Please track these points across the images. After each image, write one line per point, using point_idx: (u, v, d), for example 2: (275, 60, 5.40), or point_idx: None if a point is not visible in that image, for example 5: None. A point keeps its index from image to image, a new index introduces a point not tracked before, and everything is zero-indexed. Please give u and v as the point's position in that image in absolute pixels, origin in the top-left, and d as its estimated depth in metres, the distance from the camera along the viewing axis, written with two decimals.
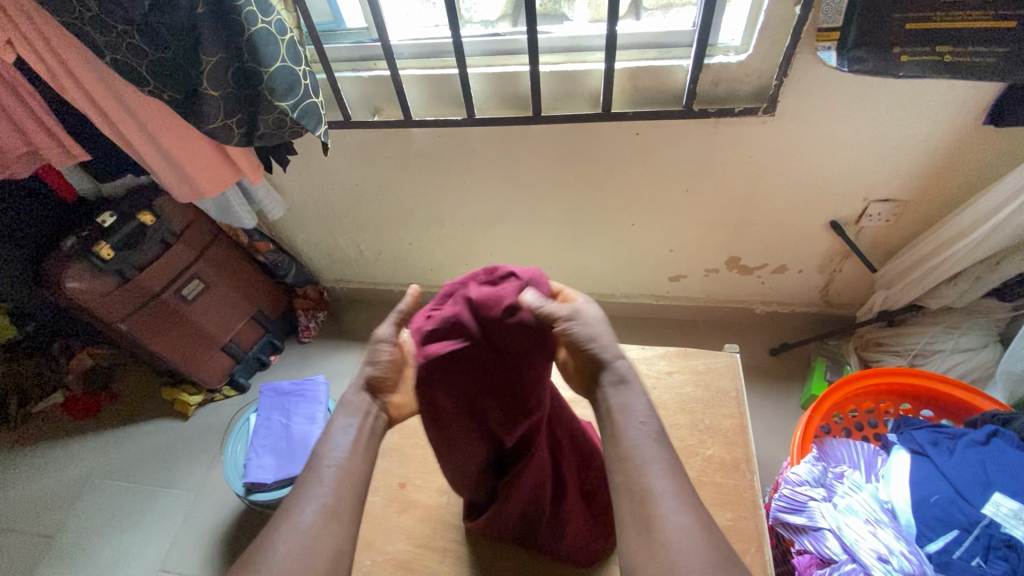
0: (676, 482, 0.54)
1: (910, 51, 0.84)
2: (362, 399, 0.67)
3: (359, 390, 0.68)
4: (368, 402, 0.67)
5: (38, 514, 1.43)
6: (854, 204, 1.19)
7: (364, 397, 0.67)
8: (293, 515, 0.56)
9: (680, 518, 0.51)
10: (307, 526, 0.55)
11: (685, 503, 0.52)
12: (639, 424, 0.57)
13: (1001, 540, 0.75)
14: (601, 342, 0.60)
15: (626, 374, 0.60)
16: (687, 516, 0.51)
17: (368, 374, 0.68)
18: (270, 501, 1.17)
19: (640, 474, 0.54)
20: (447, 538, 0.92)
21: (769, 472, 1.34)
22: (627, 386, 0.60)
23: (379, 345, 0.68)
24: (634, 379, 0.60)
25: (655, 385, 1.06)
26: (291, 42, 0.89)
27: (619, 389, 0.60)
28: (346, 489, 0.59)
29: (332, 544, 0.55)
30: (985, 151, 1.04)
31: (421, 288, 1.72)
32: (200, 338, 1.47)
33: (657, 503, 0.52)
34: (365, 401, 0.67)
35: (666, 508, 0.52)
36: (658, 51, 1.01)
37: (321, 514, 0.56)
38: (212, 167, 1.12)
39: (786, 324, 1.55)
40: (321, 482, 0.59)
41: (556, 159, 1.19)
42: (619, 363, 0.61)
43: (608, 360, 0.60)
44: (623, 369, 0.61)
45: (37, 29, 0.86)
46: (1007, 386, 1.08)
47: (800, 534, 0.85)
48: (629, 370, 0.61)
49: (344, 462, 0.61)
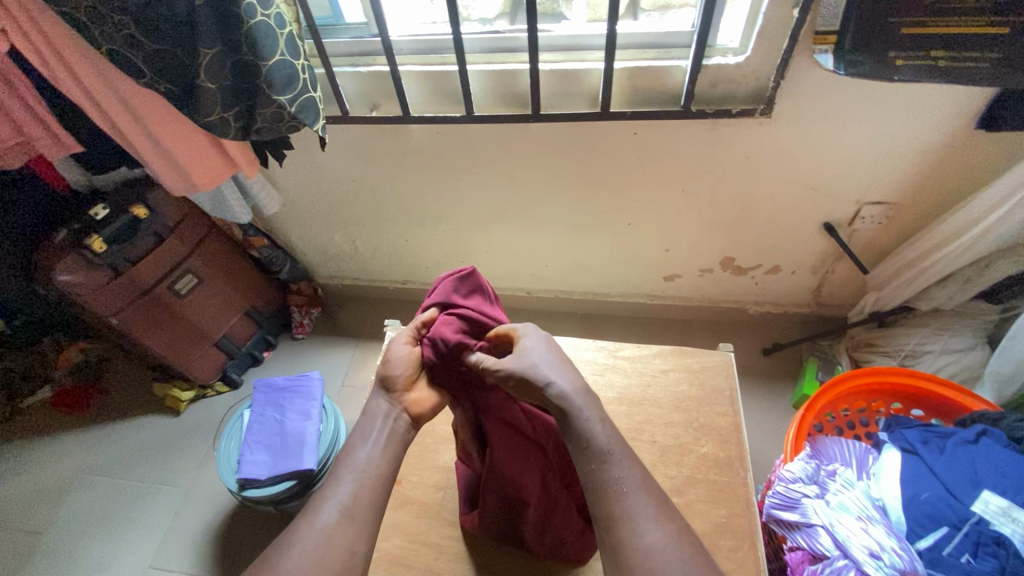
0: (640, 500, 0.59)
1: (905, 56, 0.85)
2: (380, 403, 0.72)
3: (377, 396, 0.73)
4: (387, 405, 0.72)
5: (27, 510, 1.41)
6: (847, 206, 1.21)
7: (383, 401, 0.72)
8: (314, 514, 0.59)
9: (652, 534, 0.57)
10: (329, 525, 0.58)
11: (653, 517, 0.58)
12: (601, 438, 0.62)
13: (989, 537, 0.76)
14: (532, 372, 0.65)
15: (564, 402, 0.64)
16: (658, 531, 0.57)
17: (382, 372, 0.74)
18: (264, 497, 1.17)
19: (609, 496, 0.60)
20: (443, 535, 0.92)
21: (761, 471, 1.35)
22: (570, 412, 0.63)
23: (395, 345, 0.76)
24: (576, 400, 0.64)
25: (650, 383, 1.07)
26: (290, 35, 0.88)
27: (564, 417, 0.64)
28: (364, 489, 0.62)
29: (348, 544, 0.58)
30: (977, 155, 1.06)
31: (416, 286, 1.72)
32: (192, 333, 1.46)
33: (621, 528, 0.58)
34: (379, 405, 0.72)
35: (632, 528, 0.57)
36: (658, 51, 1.01)
37: (340, 512, 0.60)
38: (208, 160, 1.11)
39: (778, 324, 1.57)
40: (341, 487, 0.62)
41: (554, 158, 1.19)
42: (553, 389, 0.64)
43: (542, 389, 0.64)
44: (561, 395, 0.64)
45: (32, 17, 0.85)
46: (995, 387, 1.10)
47: (794, 530, 0.87)
48: (573, 391, 0.65)
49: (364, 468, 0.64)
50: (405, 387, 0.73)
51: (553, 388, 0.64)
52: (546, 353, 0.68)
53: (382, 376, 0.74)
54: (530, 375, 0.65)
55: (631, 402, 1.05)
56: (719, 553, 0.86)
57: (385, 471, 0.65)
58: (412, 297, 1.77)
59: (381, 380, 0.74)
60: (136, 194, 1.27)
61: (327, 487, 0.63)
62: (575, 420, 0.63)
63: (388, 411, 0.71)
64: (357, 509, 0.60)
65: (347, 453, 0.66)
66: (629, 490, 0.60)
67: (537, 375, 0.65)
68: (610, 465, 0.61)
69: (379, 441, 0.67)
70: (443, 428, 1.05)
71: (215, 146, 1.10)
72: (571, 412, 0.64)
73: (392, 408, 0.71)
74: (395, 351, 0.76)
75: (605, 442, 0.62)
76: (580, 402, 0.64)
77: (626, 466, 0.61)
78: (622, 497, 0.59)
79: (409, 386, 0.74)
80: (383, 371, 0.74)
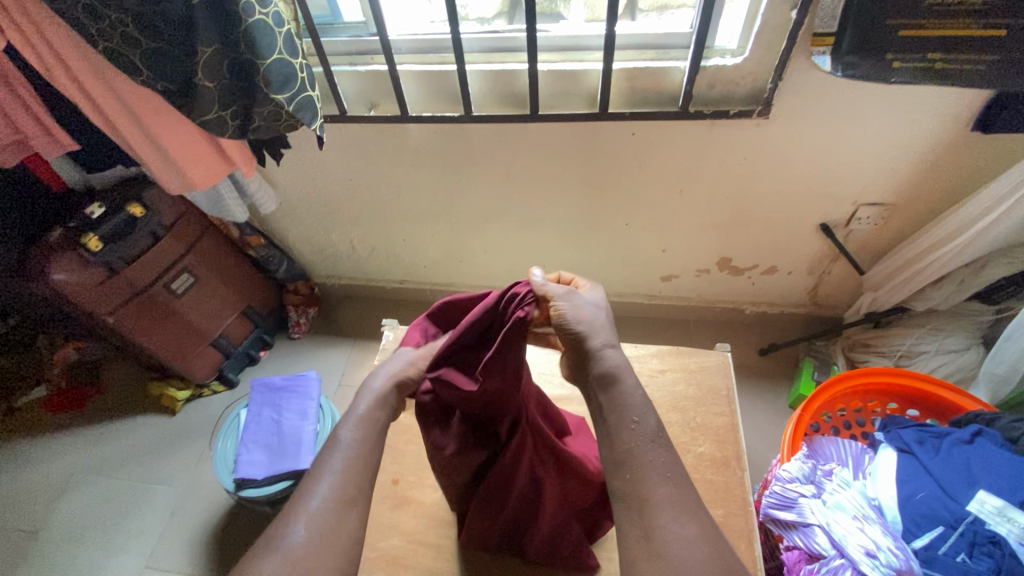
0: (673, 491, 0.56)
1: (902, 57, 0.85)
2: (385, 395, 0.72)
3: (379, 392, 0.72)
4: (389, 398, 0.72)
5: (22, 510, 1.41)
6: (844, 207, 1.21)
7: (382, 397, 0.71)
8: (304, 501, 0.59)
9: (686, 528, 0.54)
10: (319, 509, 0.58)
11: (688, 512, 0.55)
12: (635, 423, 0.60)
13: (985, 537, 0.76)
14: (588, 329, 0.64)
15: (616, 371, 0.62)
16: (692, 527, 0.54)
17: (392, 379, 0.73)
18: (260, 497, 1.16)
19: (640, 482, 0.57)
20: (442, 534, 0.92)
21: (758, 471, 1.36)
22: (618, 381, 0.61)
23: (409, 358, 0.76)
24: (626, 375, 0.62)
25: (648, 382, 1.07)
26: (288, 34, 0.87)
27: (609, 386, 0.62)
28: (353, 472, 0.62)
29: (343, 530, 0.57)
30: (973, 156, 1.07)
31: (413, 286, 1.72)
32: (188, 332, 1.45)
33: (657, 514, 0.55)
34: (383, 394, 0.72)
35: (665, 518, 0.54)
36: (657, 52, 1.02)
37: (334, 500, 0.59)
38: (204, 158, 1.11)
39: (775, 324, 1.58)
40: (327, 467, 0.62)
41: (553, 157, 1.19)
42: (603, 354, 0.63)
43: (598, 348, 0.63)
44: (611, 364, 0.62)
45: (28, 14, 0.84)
46: (990, 388, 1.10)
47: (790, 530, 0.88)
48: (624, 364, 0.63)
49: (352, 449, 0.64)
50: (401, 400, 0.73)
51: (606, 352, 0.63)
52: (606, 313, 0.68)
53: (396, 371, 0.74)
54: (586, 328, 0.64)
55: None
56: None
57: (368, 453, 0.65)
58: (409, 296, 1.77)
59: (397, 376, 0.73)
60: (132, 193, 1.27)
61: (314, 473, 0.62)
62: (623, 392, 0.61)
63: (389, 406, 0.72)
64: (351, 496, 0.60)
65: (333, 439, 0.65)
66: (672, 478, 0.57)
67: (595, 333, 0.64)
68: (653, 449, 0.58)
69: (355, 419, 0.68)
70: None
71: (212, 143, 1.10)
72: (620, 381, 0.61)
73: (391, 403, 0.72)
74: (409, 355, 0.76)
75: (649, 429, 0.59)
76: (626, 375, 0.62)
77: (667, 455, 0.58)
78: (658, 485, 0.56)
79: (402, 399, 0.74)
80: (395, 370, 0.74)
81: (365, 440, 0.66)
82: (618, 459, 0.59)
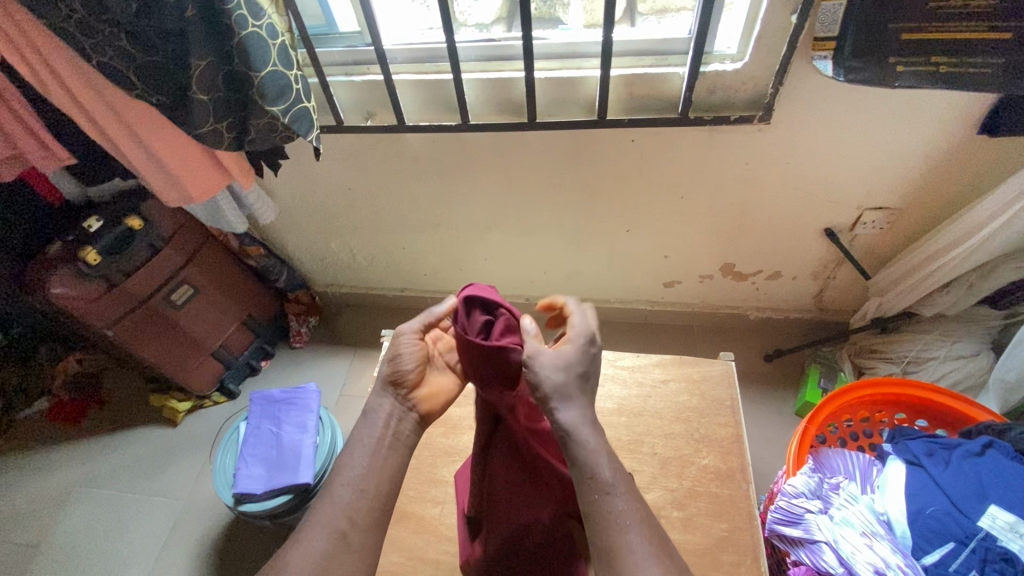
0: (641, 539, 0.54)
1: (906, 61, 0.83)
2: (381, 398, 0.70)
3: (383, 393, 0.71)
4: (391, 405, 0.70)
5: (24, 524, 1.40)
6: (848, 212, 1.19)
7: (387, 400, 0.70)
8: (305, 542, 0.57)
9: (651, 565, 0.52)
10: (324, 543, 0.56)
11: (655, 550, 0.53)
12: (589, 479, 0.57)
13: (997, 554, 0.74)
14: (542, 389, 0.60)
15: (570, 429, 0.59)
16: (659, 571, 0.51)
17: (388, 371, 0.71)
18: (261, 512, 1.16)
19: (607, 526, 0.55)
20: (442, 551, 0.91)
21: (763, 480, 1.34)
22: (573, 439, 0.58)
23: (402, 339, 0.74)
24: (581, 432, 0.59)
25: (650, 393, 1.06)
26: (282, 46, 0.86)
27: (565, 443, 0.59)
28: (359, 511, 0.60)
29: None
30: (981, 160, 1.05)
31: (412, 295, 1.71)
32: (189, 343, 1.45)
33: (623, 559, 0.53)
34: (380, 403, 0.70)
35: (632, 562, 0.52)
36: (656, 58, 1.00)
37: (328, 542, 0.57)
38: (201, 170, 1.09)
39: (779, 330, 1.56)
40: (335, 502, 0.60)
41: (550, 164, 1.18)
42: (561, 414, 0.59)
43: (551, 405, 0.60)
44: (566, 421, 0.59)
45: (15, 22, 0.83)
46: (1000, 396, 1.08)
47: (797, 546, 0.86)
48: (580, 421, 0.59)
49: (361, 482, 0.62)
50: (411, 391, 0.71)
51: (560, 410, 0.60)
52: (575, 367, 0.62)
53: (388, 372, 0.71)
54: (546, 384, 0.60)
55: (632, 413, 1.03)
56: (720, 568, 0.84)
57: (381, 494, 0.62)
58: (410, 305, 1.75)
59: (389, 377, 0.71)
60: (130, 205, 1.26)
61: (319, 509, 0.60)
62: (577, 448, 0.58)
63: (392, 412, 0.69)
64: (352, 535, 0.59)
65: (342, 463, 0.64)
66: (633, 524, 0.55)
67: (553, 392, 0.60)
68: (611, 499, 0.56)
69: (370, 443, 0.66)
70: (441, 440, 1.04)
71: (210, 157, 1.09)
72: (575, 440, 0.58)
73: (397, 407, 0.70)
74: (403, 345, 0.73)
75: (605, 477, 0.56)
76: (584, 431, 0.59)
77: (626, 503, 0.56)
78: (624, 531, 0.54)
79: (417, 385, 0.72)
80: (388, 360, 0.73)
81: (382, 468, 0.64)
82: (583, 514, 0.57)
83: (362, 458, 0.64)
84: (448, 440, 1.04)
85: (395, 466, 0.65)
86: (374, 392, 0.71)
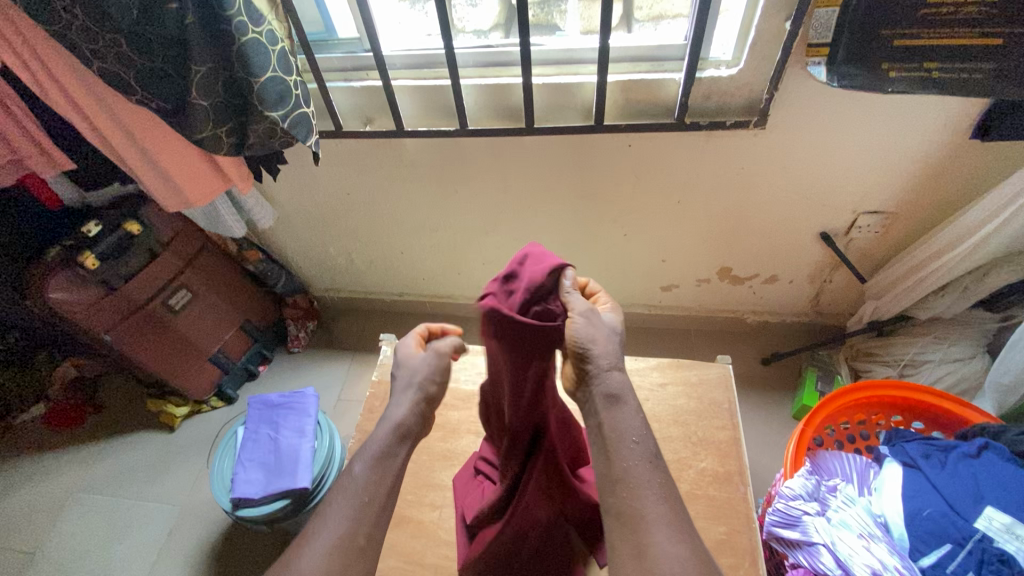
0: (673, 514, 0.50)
1: (898, 67, 0.85)
2: (412, 422, 0.64)
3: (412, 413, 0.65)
4: (417, 426, 0.65)
5: (19, 530, 1.39)
6: (843, 216, 1.20)
7: (415, 420, 0.65)
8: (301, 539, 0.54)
9: (678, 548, 0.48)
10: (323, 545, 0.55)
11: (681, 532, 0.49)
12: (633, 444, 0.53)
13: (994, 555, 0.74)
14: (597, 347, 0.57)
15: (620, 392, 0.56)
16: (683, 547, 0.48)
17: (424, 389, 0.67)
18: (258, 517, 1.15)
19: (636, 498, 0.51)
20: (439, 555, 0.91)
21: (760, 483, 1.34)
22: (620, 404, 0.56)
23: (433, 356, 0.69)
24: (628, 397, 0.56)
25: (648, 396, 1.06)
26: (282, 52, 0.87)
27: (608, 408, 0.56)
28: None
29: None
30: (974, 164, 1.06)
31: (410, 299, 1.71)
32: (187, 348, 1.45)
33: (649, 531, 0.50)
34: (409, 422, 0.64)
35: (661, 535, 0.49)
36: (651, 64, 1.01)
37: None
38: (200, 175, 1.10)
39: (776, 334, 1.56)
40: None
41: (547, 170, 1.19)
42: (610, 375, 0.56)
43: (603, 366, 0.57)
44: (614, 384, 0.56)
45: (15, 25, 0.83)
46: (996, 398, 1.08)
47: (794, 549, 0.86)
48: (625, 385, 0.56)
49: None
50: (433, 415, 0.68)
51: (609, 372, 0.57)
52: (619, 334, 0.60)
53: (420, 390, 0.67)
54: (599, 342, 0.57)
55: None
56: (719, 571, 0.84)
57: None
58: (408, 309, 1.75)
59: (424, 397, 0.66)
60: (130, 210, 1.26)
61: None
62: (621, 412, 0.55)
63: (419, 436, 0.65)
64: None
65: None
66: (664, 499, 0.51)
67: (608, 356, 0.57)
68: (648, 470, 0.53)
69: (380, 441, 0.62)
70: (439, 445, 1.04)
71: (209, 162, 1.09)
72: (622, 403, 0.56)
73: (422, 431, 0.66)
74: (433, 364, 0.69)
75: (648, 449, 0.53)
76: (626, 397, 0.56)
77: (663, 477, 0.53)
78: (656, 501, 0.51)
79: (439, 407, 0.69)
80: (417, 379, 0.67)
81: None
82: (614, 478, 0.53)
83: (360, 468, 0.59)
84: (446, 444, 1.04)
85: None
86: (405, 408, 0.65)
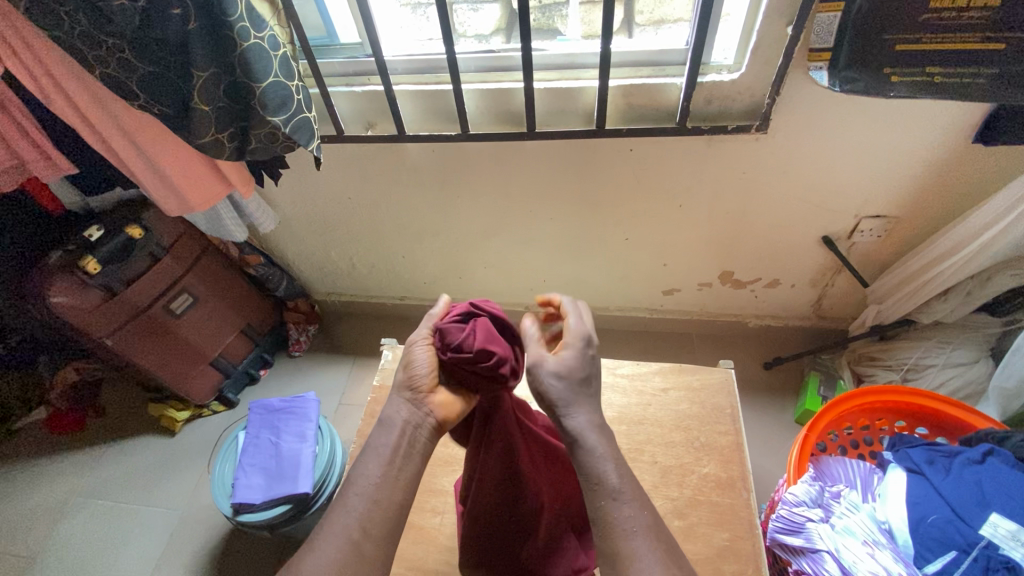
0: (647, 545, 0.56)
1: (901, 71, 0.84)
2: (398, 413, 0.68)
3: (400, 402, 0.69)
4: (409, 413, 0.68)
5: (19, 535, 1.39)
6: (845, 220, 1.20)
7: (405, 409, 0.68)
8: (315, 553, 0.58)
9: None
10: None
11: (659, 562, 0.55)
12: (593, 486, 0.59)
13: (1000, 562, 0.74)
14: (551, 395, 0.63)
15: (578, 436, 0.61)
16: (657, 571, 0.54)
17: (403, 376, 0.70)
18: (259, 522, 1.14)
19: (619, 536, 0.57)
20: (440, 561, 0.90)
21: (764, 488, 1.33)
22: (580, 445, 0.61)
23: (414, 346, 0.72)
24: (588, 439, 0.61)
25: (651, 401, 1.06)
26: (283, 57, 0.87)
27: (575, 449, 0.61)
28: (370, 523, 0.60)
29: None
30: (978, 167, 1.05)
31: (412, 304, 1.71)
32: (188, 353, 1.44)
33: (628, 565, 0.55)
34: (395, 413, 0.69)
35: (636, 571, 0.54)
36: (653, 68, 1.01)
37: (338, 552, 0.58)
38: (202, 180, 1.10)
39: (779, 338, 1.56)
40: (340, 514, 0.61)
41: (548, 175, 1.19)
42: (570, 418, 0.62)
43: (559, 411, 0.62)
44: (576, 426, 0.61)
45: (10, 21, 0.82)
46: (999, 403, 1.08)
47: (799, 555, 0.85)
48: (588, 427, 0.61)
49: (373, 495, 0.62)
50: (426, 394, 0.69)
51: (571, 414, 0.62)
52: (577, 376, 0.64)
53: (404, 379, 0.70)
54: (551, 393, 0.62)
55: (632, 422, 1.03)
56: None
57: (382, 506, 0.62)
58: (409, 314, 1.75)
59: (403, 384, 0.70)
60: (132, 214, 1.27)
61: (327, 521, 0.61)
62: (584, 456, 0.60)
63: (408, 420, 0.68)
64: (365, 543, 0.59)
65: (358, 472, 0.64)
66: (637, 530, 0.57)
67: (559, 399, 0.62)
68: (618, 505, 0.58)
69: (384, 453, 0.65)
70: (441, 450, 1.03)
71: (211, 167, 1.09)
72: (583, 446, 0.60)
73: (415, 415, 0.68)
74: (417, 351, 0.71)
75: (620, 483, 0.59)
76: (596, 441, 0.61)
77: (631, 509, 0.58)
78: (629, 537, 0.56)
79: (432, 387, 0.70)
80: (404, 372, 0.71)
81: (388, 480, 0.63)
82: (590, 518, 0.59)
83: (375, 469, 0.64)
84: (448, 449, 1.03)
85: (402, 480, 0.65)
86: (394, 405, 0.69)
